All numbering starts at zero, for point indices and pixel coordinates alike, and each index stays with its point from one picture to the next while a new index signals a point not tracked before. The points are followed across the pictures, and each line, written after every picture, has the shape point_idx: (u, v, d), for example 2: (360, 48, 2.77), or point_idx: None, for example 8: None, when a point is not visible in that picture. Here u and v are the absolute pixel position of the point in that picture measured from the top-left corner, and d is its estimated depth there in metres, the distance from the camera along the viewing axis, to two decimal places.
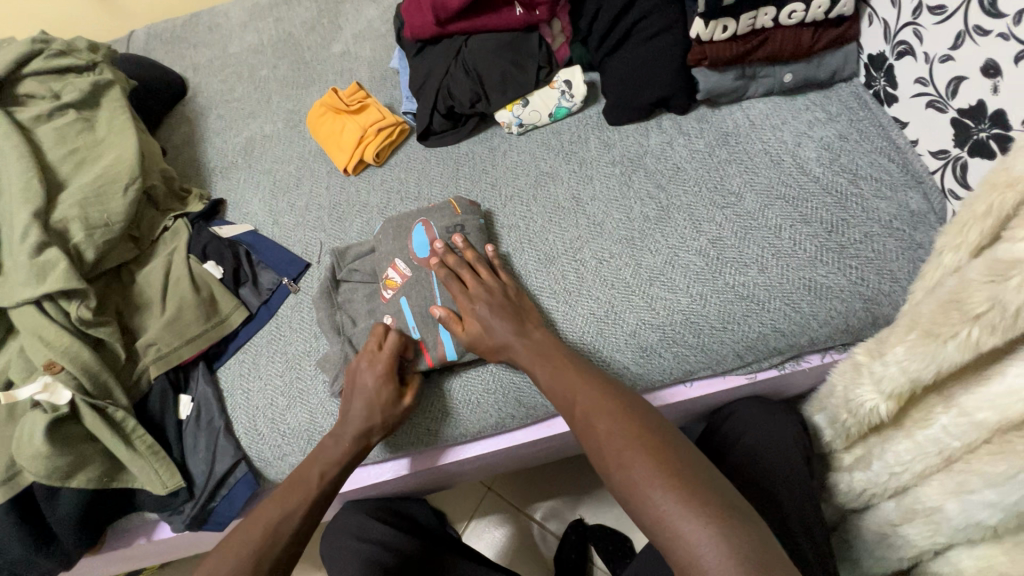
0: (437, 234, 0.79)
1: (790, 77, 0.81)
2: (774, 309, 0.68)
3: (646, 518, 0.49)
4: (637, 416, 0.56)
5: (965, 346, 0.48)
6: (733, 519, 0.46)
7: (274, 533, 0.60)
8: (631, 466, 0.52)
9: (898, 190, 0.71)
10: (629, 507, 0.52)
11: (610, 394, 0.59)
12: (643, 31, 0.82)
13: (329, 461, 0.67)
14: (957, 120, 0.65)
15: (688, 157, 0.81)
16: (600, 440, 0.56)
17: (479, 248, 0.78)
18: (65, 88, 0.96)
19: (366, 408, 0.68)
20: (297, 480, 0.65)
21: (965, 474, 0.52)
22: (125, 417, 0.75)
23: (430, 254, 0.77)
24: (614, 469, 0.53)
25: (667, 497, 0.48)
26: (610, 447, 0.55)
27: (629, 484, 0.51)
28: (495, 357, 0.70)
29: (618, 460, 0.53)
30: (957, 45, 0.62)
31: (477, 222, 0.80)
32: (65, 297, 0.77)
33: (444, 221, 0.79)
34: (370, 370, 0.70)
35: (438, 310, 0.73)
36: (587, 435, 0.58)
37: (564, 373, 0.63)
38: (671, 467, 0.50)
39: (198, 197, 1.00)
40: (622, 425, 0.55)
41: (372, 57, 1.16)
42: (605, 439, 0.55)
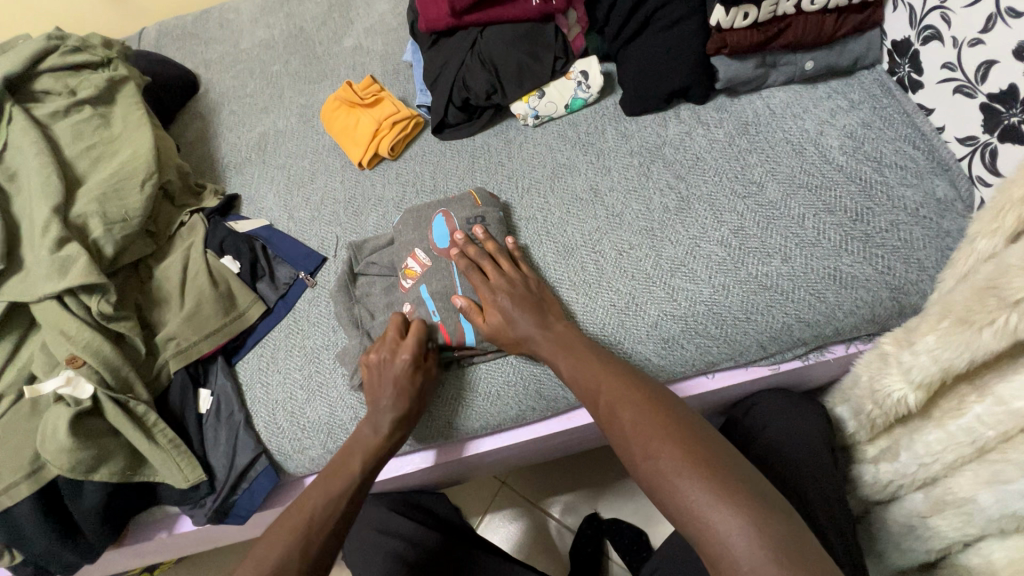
0: (456, 226, 0.78)
1: (811, 64, 0.79)
2: (798, 299, 0.67)
3: (674, 509, 0.49)
4: (662, 407, 0.56)
5: (1002, 334, 0.48)
6: (765, 511, 0.45)
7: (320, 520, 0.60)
8: (658, 457, 0.51)
9: (924, 178, 0.70)
10: (656, 498, 0.51)
11: (634, 385, 0.59)
12: (661, 20, 0.81)
13: (363, 451, 0.66)
14: (987, 105, 0.64)
15: (708, 147, 0.80)
16: (625, 431, 0.55)
17: (500, 241, 0.78)
18: (80, 84, 0.96)
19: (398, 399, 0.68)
20: (334, 473, 0.65)
21: (999, 464, 0.51)
22: (147, 411, 0.75)
23: (450, 246, 0.77)
24: (640, 459, 0.53)
25: (696, 489, 0.48)
26: (635, 438, 0.54)
27: (656, 475, 0.51)
28: (516, 348, 0.69)
29: (644, 451, 0.53)
30: (988, 28, 0.61)
31: (496, 214, 0.79)
32: (86, 291, 0.77)
33: (463, 213, 0.79)
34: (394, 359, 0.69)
35: (460, 301, 0.73)
36: (612, 426, 0.57)
37: (587, 364, 0.63)
38: (699, 458, 0.50)
39: (213, 192, 1.00)
40: (647, 417, 0.55)
41: (384, 51, 1.15)
42: (631, 430, 0.55)
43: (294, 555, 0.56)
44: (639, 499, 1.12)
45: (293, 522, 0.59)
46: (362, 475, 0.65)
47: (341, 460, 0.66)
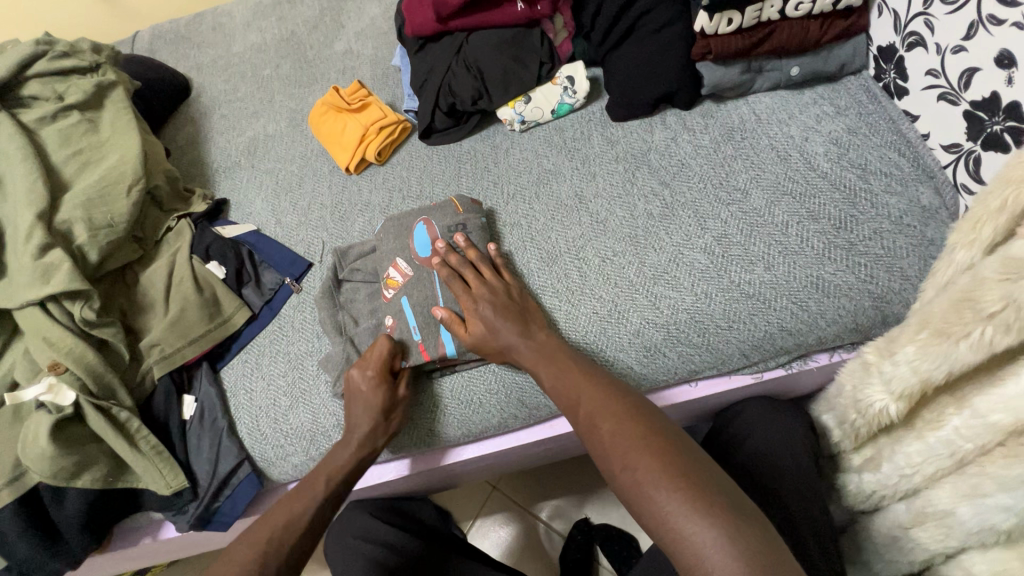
0: (438, 234, 0.78)
1: (797, 70, 0.79)
2: (780, 307, 0.67)
3: (651, 521, 0.49)
4: (641, 418, 0.55)
5: (979, 347, 0.47)
6: (740, 522, 0.45)
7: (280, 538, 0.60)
8: (636, 468, 0.51)
9: (909, 186, 0.69)
10: (633, 509, 0.51)
11: (614, 395, 0.59)
12: (647, 25, 0.81)
13: (329, 471, 0.67)
14: (970, 113, 0.63)
15: (693, 153, 0.80)
16: (604, 441, 0.55)
17: (483, 248, 0.78)
18: (69, 89, 0.96)
19: (372, 428, 0.68)
20: (300, 491, 0.65)
21: (978, 477, 0.51)
22: (129, 417, 0.75)
23: (431, 254, 0.77)
24: (618, 470, 0.52)
25: (672, 500, 0.47)
26: (614, 449, 0.54)
27: (633, 486, 0.51)
28: (500, 358, 0.69)
29: (622, 462, 0.52)
30: (970, 35, 0.60)
31: (478, 220, 0.79)
32: (69, 298, 0.77)
33: (446, 220, 0.79)
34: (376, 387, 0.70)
35: (440, 312, 0.72)
36: (591, 436, 0.57)
37: (568, 373, 0.63)
38: (676, 469, 0.49)
39: (201, 197, 1.00)
40: (626, 428, 0.54)
41: (374, 55, 1.15)
42: (610, 441, 0.55)
43: (248, 572, 0.56)
44: None
45: (253, 540, 0.59)
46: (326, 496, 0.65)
47: (305, 483, 0.66)
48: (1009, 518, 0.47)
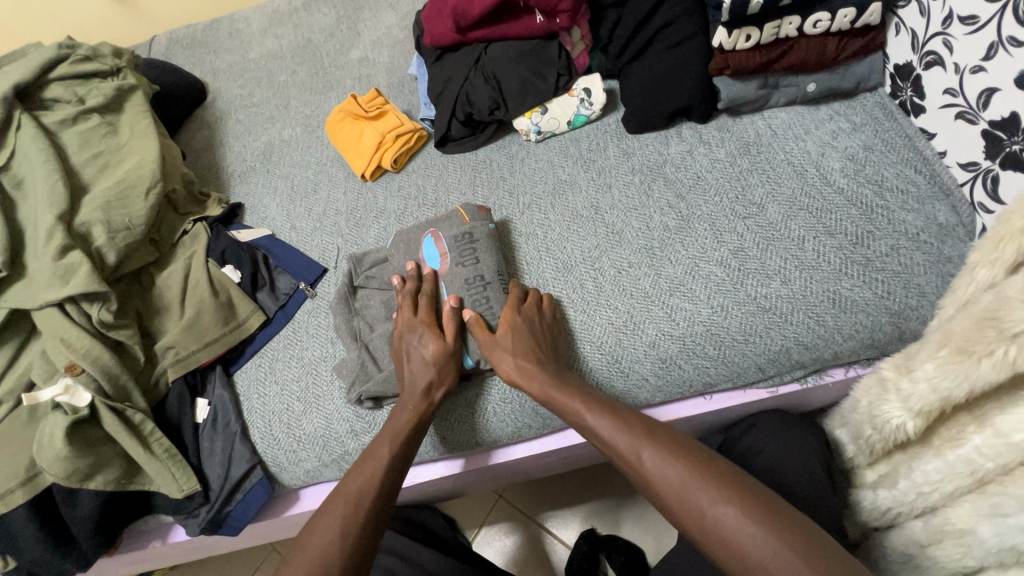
0: (445, 247, 0.78)
1: (813, 86, 0.80)
2: (797, 321, 0.67)
3: (748, 565, 0.46)
4: (704, 457, 0.54)
5: (1001, 366, 0.47)
6: (832, 556, 0.45)
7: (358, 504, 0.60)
8: (722, 505, 0.49)
9: (925, 203, 0.70)
10: (723, 555, 0.48)
11: (668, 436, 0.58)
12: (665, 39, 0.81)
13: (391, 434, 0.66)
14: (989, 132, 0.63)
15: (709, 166, 0.80)
16: (677, 484, 0.53)
17: (488, 262, 0.77)
18: (89, 93, 0.98)
19: (424, 364, 0.70)
20: (368, 453, 0.65)
21: (998, 496, 0.50)
22: (144, 420, 0.75)
23: (439, 269, 0.78)
24: (703, 511, 0.50)
25: (766, 539, 0.46)
26: (691, 491, 0.52)
27: (722, 526, 0.48)
28: (531, 391, 0.66)
29: (708, 502, 0.50)
30: (990, 56, 0.61)
31: (484, 228, 0.78)
32: (87, 300, 0.78)
33: (452, 231, 0.79)
34: (412, 334, 0.73)
35: (467, 315, 0.74)
36: (655, 481, 0.54)
37: (617, 416, 0.61)
38: (758, 505, 0.49)
39: (217, 201, 1.01)
40: (695, 468, 0.53)
41: (390, 63, 1.16)
42: (682, 482, 0.52)
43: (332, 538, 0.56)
44: (635, 515, 1.11)
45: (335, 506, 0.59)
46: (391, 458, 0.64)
47: (348, 486, 0.62)
48: None
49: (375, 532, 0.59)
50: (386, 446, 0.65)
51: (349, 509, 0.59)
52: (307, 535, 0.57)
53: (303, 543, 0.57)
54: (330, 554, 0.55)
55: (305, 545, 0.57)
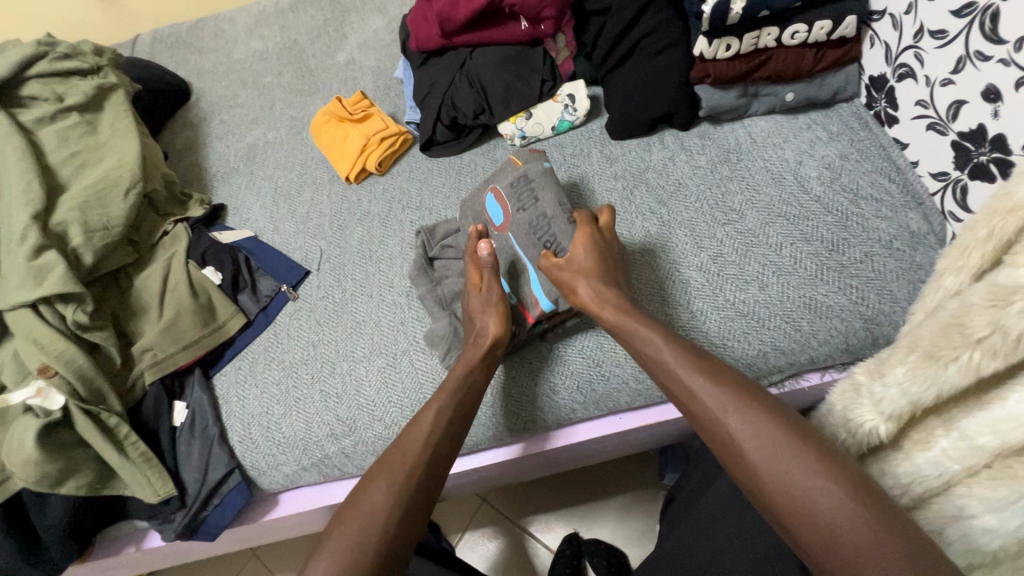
0: (507, 202, 0.76)
1: (791, 96, 0.81)
2: (773, 326, 0.68)
3: (826, 537, 0.42)
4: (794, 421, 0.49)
5: (966, 370, 0.48)
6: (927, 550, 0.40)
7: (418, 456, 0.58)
8: (814, 475, 0.44)
9: (898, 211, 0.71)
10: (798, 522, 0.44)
11: (761, 393, 0.51)
12: (647, 47, 0.82)
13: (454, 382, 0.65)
14: (958, 143, 0.65)
15: (690, 173, 0.81)
16: (764, 443, 0.47)
17: (550, 200, 0.74)
18: (68, 91, 0.96)
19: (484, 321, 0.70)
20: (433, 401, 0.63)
21: (964, 499, 0.51)
22: (119, 423, 0.74)
23: (503, 225, 0.77)
24: (787, 475, 0.45)
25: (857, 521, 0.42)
26: (784, 455, 0.46)
27: (808, 496, 0.44)
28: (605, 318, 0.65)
29: (798, 469, 0.45)
30: (959, 69, 0.63)
31: (540, 167, 0.75)
32: (62, 301, 0.76)
33: (508, 179, 0.77)
34: (475, 293, 0.73)
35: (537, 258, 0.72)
36: (738, 439, 0.49)
37: (704, 366, 0.55)
38: (854, 481, 0.44)
39: (199, 201, 1.00)
40: (788, 432, 0.47)
41: (377, 66, 1.16)
42: (772, 442, 0.47)
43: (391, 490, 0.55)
44: (617, 518, 1.11)
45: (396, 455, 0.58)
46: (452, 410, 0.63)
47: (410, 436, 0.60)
48: (994, 540, 0.48)
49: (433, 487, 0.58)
50: (448, 402, 0.63)
51: (413, 464, 0.57)
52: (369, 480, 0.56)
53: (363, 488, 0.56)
54: (391, 507, 0.54)
55: (370, 495, 0.55)
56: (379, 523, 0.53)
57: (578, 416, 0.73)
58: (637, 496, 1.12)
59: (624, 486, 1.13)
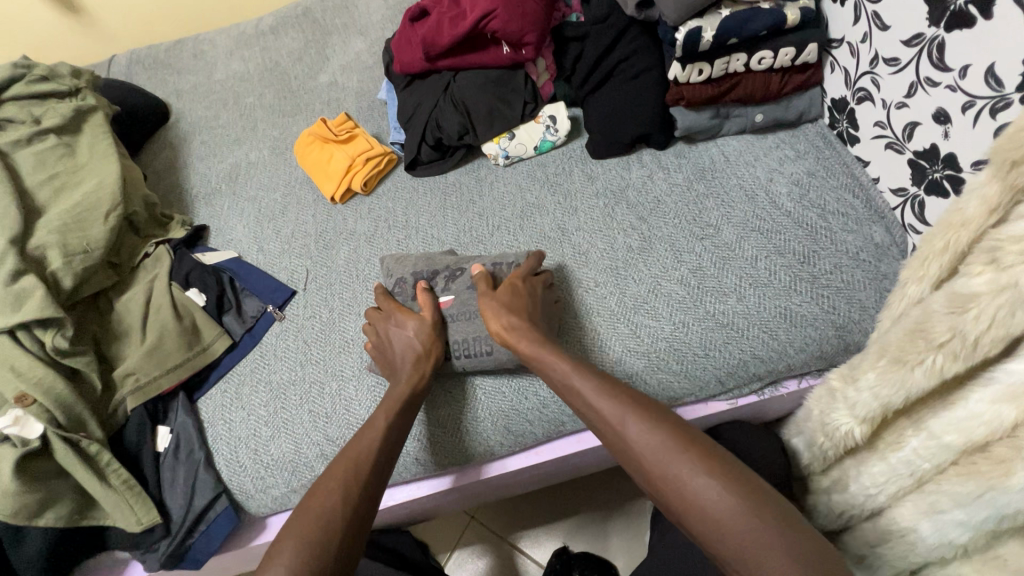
0: (409, 283, 0.79)
1: (761, 117, 0.86)
2: (752, 336, 0.71)
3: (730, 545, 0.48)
4: (686, 430, 0.56)
5: (931, 373, 0.51)
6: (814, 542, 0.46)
7: (359, 468, 0.62)
8: (703, 478, 0.51)
9: (863, 225, 0.76)
10: (699, 528, 0.50)
11: (646, 407, 0.58)
12: (625, 71, 0.86)
13: (388, 404, 0.68)
14: (914, 161, 0.70)
15: (668, 191, 0.85)
16: (659, 466, 0.54)
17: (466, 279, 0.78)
18: (46, 113, 0.95)
19: (406, 342, 0.73)
20: (367, 423, 0.67)
21: (935, 495, 0.54)
22: (100, 450, 0.72)
23: (444, 302, 0.77)
24: (683, 483, 0.52)
25: (739, 517, 0.48)
26: (667, 461, 0.53)
27: (703, 506, 0.50)
28: (522, 353, 0.67)
29: (688, 484, 0.51)
30: (912, 94, 0.67)
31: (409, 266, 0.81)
32: (41, 326, 0.75)
33: (407, 267, 0.81)
34: (390, 326, 0.75)
35: (423, 286, 0.77)
36: (636, 448, 0.56)
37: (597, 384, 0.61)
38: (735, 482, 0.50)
39: (180, 223, 0.99)
40: (676, 444, 0.54)
41: (359, 88, 1.18)
42: (665, 451, 0.54)
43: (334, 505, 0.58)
44: (608, 530, 1.12)
45: (335, 474, 0.61)
46: (389, 425, 0.66)
47: (349, 452, 0.64)
48: (964, 533, 0.51)
49: (373, 494, 0.61)
50: (381, 416, 0.67)
51: (347, 477, 0.60)
52: (309, 499, 0.59)
53: (305, 506, 0.58)
54: (329, 518, 0.57)
55: (298, 520, 0.57)
56: (322, 534, 0.55)
57: (568, 428, 0.75)
58: (628, 508, 1.13)
59: (615, 499, 1.14)
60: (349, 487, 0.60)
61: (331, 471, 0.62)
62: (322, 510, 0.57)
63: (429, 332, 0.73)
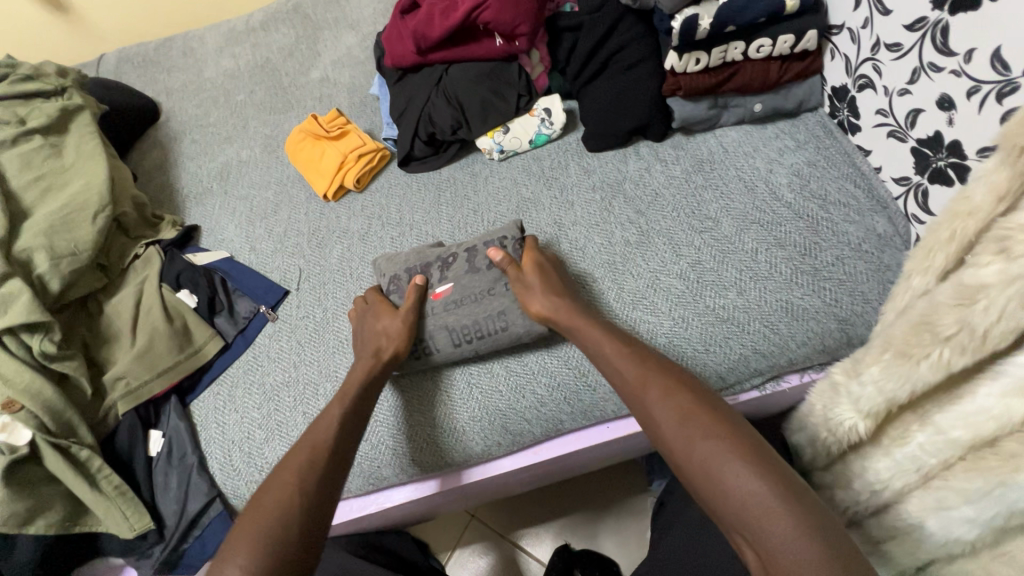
0: (400, 277, 0.79)
1: (759, 107, 0.84)
2: (753, 330, 0.70)
3: (739, 512, 0.46)
4: (709, 400, 0.54)
5: (938, 367, 0.50)
6: (829, 523, 0.44)
7: (313, 460, 0.60)
8: (714, 440, 0.50)
9: (865, 215, 0.74)
10: (705, 490, 0.49)
11: (672, 372, 0.58)
12: (621, 61, 0.84)
13: (341, 397, 0.67)
14: (917, 149, 0.68)
15: (666, 183, 0.83)
16: (676, 427, 0.53)
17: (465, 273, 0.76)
18: (31, 112, 0.93)
19: (376, 333, 0.73)
20: (318, 417, 0.66)
21: (942, 491, 0.53)
22: (91, 456, 0.71)
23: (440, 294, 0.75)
24: (694, 443, 0.51)
25: (756, 486, 0.46)
26: (686, 423, 0.52)
27: (715, 471, 0.48)
28: (567, 325, 0.68)
29: (704, 447, 0.50)
30: (914, 80, 0.66)
31: (407, 259, 0.80)
32: (28, 331, 0.73)
33: (404, 261, 0.80)
34: (370, 318, 0.75)
35: (413, 282, 0.76)
36: (656, 410, 0.55)
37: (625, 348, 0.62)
38: (752, 451, 0.49)
39: (171, 223, 0.97)
40: (698, 407, 0.53)
41: (351, 83, 1.16)
42: (680, 413, 0.53)
43: (294, 497, 0.56)
44: (612, 527, 1.11)
45: (289, 466, 0.60)
46: (343, 414, 0.66)
47: (304, 443, 0.63)
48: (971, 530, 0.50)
49: (331, 484, 0.60)
50: (335, 406, 0.66)
51: (303, 469, 0.59)
52: (263, 494, 0.57)
53: (262, 501, 0.57)
54: (282, 512, 0.55)
55: (254, 514, 0.55)
56: (281, 526, 0.54)
57: (567, 427, 0.74)
58: (630, 504, 1.12)
59: (617, 495, 1.13)
60: (306, 478, 0.59)
61: (283, 465, 0.60)
62: (277, 502, 0.56)
63: (399, 326, 0.72)
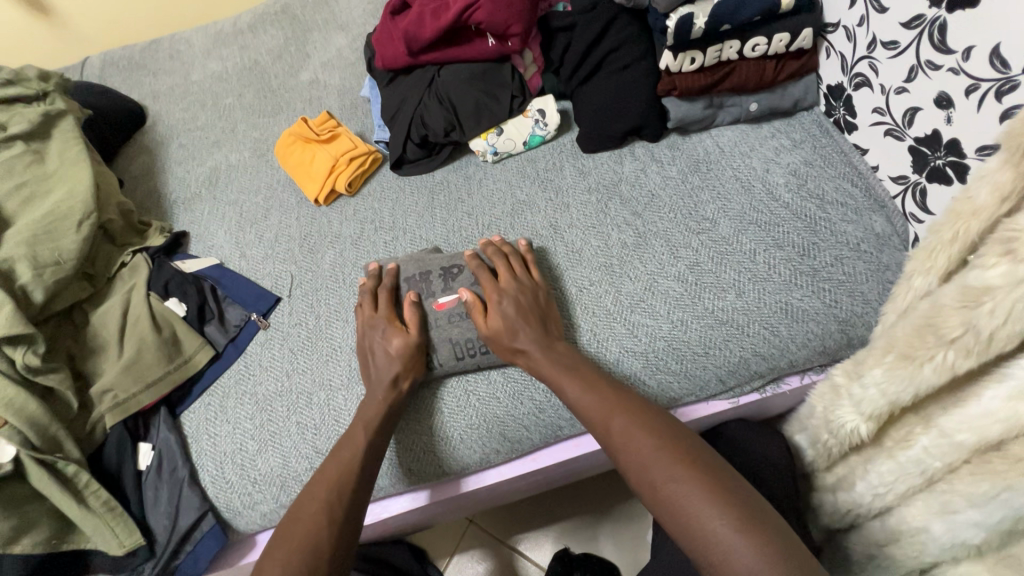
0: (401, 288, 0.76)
1: (755, 106, 0.83)
2: (753, 332, 0.69)
3: (716, 554, 0.46)
4: (675, 435, 0.55)
5: (942, 369, 0.49)
6: (804, 559, 0.44)
7: (340, 488, 0.61)
8: (683, 481, 0.50)
9: (864, 215, 0.73)
10: (680, 531, 0.49)
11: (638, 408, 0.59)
12: (615, 61, 0.83)
13: (364, 419, 0.66)
14: (915, 148, 0.68)
15: (663, 184, 0.82)
16: (645, 467, 0.53)
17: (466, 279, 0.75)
18: (12, 118, 0.91)
19: (387, 357, 0.70)
20: (343, 439, 0.65)
21: (946, 495, 0.52)
22: (78, 472, 0.69)
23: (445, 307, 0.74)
24: (664, 485, 0.51)
25: (729, 526, 0.46)
26: (655, 462, 0.53)
27: (689, 512, 0.48)
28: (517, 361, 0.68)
29: (675, 489, 0.50)
30: (911, 78, 0.65)
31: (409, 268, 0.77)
32: (10, 344, 0.71)
33: (409, 270, 0.77)
34: (375, 335, 0.72)
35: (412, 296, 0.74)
36: (624, 449, 0.56)
37: (590, 383, 0.62)
38: (722, 490, 0.49)
39: (159, 229, 0.95)
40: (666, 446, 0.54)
41: (342, 85, 1.14)
42: (649, 453, 0.54)
43: (322, 527, 0.57)
44: (610, 529, 1.10)
45: (317, 493, 0.60)
46: (369, 440, 0.65)
47: (330, 469, 0.62)
48: (977, 534, 0.49)
49: (358, 510, 0.61)
50: (360, 430, 0.65)
51: (329, 497, 0.59)
52: (294, 520, 0.58)
53: (292, 528, 0.57)
54: (317, 544, 0.56)
55: (284, 542, 0.56)
56: (311, 555, 0.55)
57: (566, 433, 0.73)
58: (628, 507, 1.11)
59: (615, 498, 1.12)
60: (334, 507, 0.59)
61: (310, 492, 0.60)
62: (307, 531, 0.56)
63: (410, 348, 0.70)
